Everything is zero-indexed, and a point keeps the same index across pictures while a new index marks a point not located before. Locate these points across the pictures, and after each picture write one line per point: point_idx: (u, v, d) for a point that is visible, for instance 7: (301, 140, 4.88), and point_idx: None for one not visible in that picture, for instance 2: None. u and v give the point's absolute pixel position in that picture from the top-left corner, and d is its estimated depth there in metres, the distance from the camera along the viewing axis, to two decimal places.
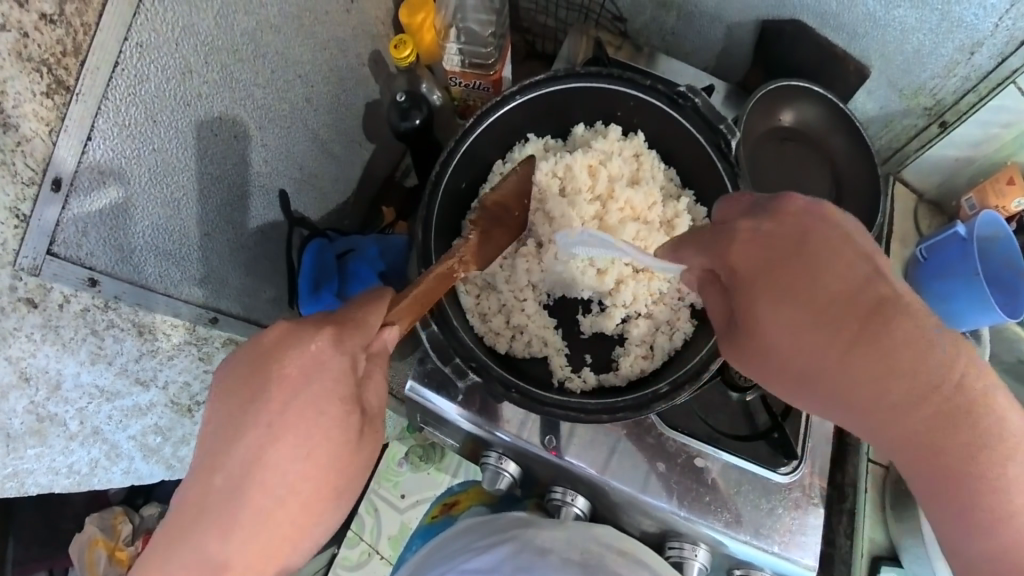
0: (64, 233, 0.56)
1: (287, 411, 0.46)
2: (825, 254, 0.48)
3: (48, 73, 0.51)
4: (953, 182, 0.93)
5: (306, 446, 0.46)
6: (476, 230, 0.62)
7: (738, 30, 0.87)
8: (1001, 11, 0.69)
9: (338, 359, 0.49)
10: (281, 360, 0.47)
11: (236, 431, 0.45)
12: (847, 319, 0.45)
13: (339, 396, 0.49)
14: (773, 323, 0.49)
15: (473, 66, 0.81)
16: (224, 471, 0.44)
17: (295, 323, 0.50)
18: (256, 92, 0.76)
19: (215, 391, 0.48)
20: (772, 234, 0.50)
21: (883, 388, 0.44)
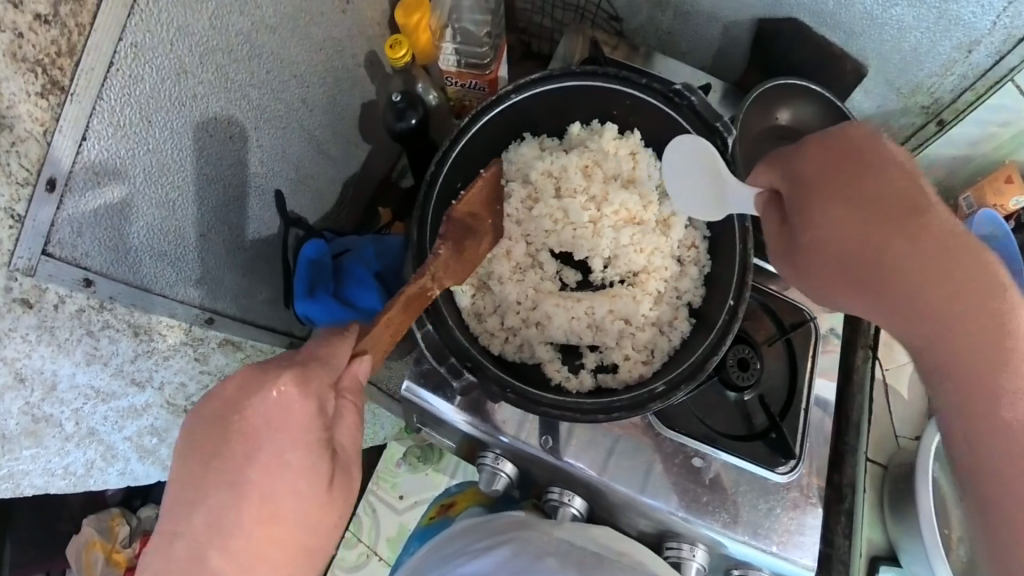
0: (59, 234, 0.57)
1: (249, 467, 0.49)
2: (899, 177, 0.52)
3: (43, 74, 0.51)
4: (951, 181, 0.93)
5: (272, 495, 0.50)
6: (446, 244, 0.61)
7: (734, 29, 0.87)
8: (998, 10, 0.69)
9: (300, 408, 0.51)
10: (241, 416, 0.50)
11: (200, 490, 0.48)
12: (936, 243, 0.50)
13: (306, 443, 0.52)
14: (874, 244, 0.51)
15: (468, 67, 0.82)
16: (189, 532, 0.48)
17: (259, 368, 0.52)
18: (252, 92, 0.76)
19: (180, 447, 0.50)
20: (854, 157, 0.54)
21: (980, 319, 0.49)
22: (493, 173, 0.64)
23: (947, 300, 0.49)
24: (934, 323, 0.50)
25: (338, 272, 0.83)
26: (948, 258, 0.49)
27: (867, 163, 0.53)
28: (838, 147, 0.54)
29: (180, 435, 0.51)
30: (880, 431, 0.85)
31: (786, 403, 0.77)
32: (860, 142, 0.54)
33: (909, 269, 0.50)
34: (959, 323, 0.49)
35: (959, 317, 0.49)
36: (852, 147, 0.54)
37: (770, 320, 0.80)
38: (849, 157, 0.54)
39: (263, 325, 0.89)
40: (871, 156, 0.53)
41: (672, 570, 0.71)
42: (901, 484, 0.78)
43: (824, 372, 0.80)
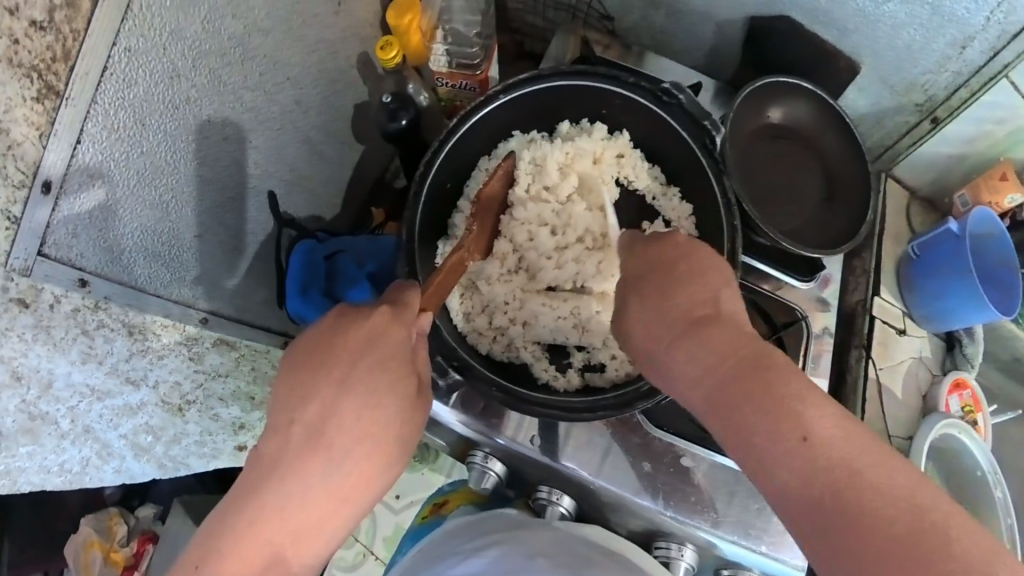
0: (54, 235, 0.58)
1: (354, 370, 0.52)
2: (703, 285, 0.52)
3: (38, 79, 0.53)
4: (947, 179, 0.92)
5: (373, 398, 0.52)
6: (475, 223, 0.73)
7: (727, 27, 0.86)
8: (992, 5, 0.68)
9: (394, 329, 0.53)
10: (344, 327, 0.53)
11: (309, 389, 0.51)
12: (727, 348, 0.48)
13: (401, 360, 0.53)
14: (671, 351, 0.51)
15: (459, 67, 0.82)
16: (301, 424, 0.50)
17: (345, 308, 0.55)
18: (245, 95, 0.77)
19: (289, 358, 0.53)
20: (664, 263, 0.54)
21: (772, 421, 0.44)
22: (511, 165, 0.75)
23: (732, 405, 0.46)
24: (731, 428, 0.46)
25: (330, 273, 0.83)
26: (735, 362, 0.47)
27: (676, 268, 0.53)
28: (648, 253, 0.56)
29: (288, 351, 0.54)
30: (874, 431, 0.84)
31: None
32: (676, 251, 0.54)
33: (694, 375, 0.49)
34: (764, 425, 0.44)
35: (752, 416, 0.45)
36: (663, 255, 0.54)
37: (762, 320, 0.80)
38: (656, 266, 0.54)
39: (259, 325, 0.90)
40: (686, 264, 0.53)
41: (662, 568, 0.71)
42: None
43: (816, 372, 0.80)
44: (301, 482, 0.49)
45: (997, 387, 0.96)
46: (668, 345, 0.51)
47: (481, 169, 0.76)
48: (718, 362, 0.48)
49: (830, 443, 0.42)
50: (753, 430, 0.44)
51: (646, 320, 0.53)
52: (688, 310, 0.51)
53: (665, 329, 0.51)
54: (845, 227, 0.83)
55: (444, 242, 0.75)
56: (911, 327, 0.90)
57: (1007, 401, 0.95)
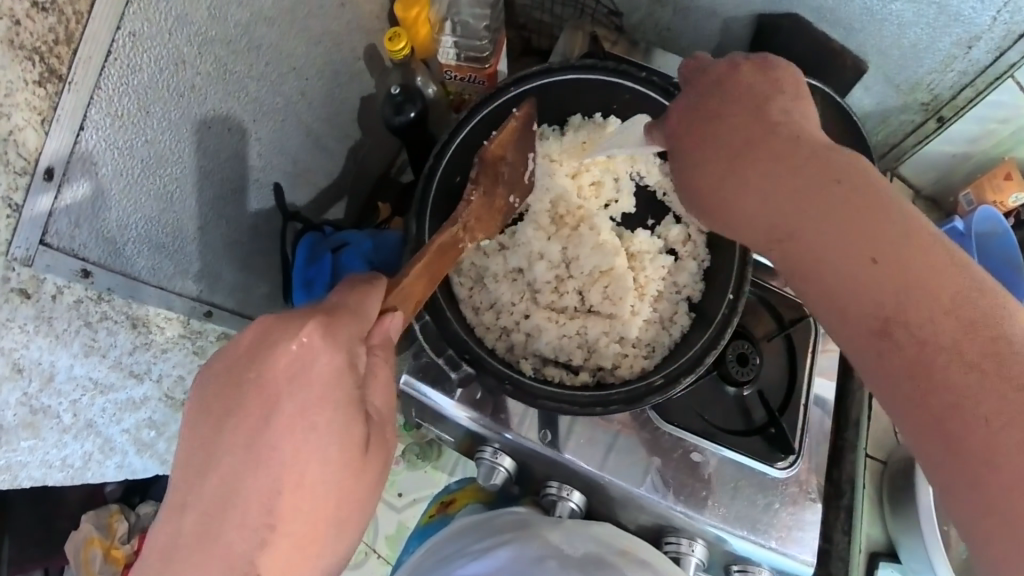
0: (56, 225, 0.57)
1: (270, 430, 0.45)
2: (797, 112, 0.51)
3: (40, 62, 0.52)
4: (949, 178, 0.93)
5: (292, 466, 0.45)
6: (476, 192, 0.63)
7: (733, 25, 0.87)
8: (1000, 6, 0.69)
9: (322, 363, 0.46)
10: (258, 367, 0.45)
11: (212, 457, 0.44)
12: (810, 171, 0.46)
13: (334, 404, 0.47)
14: (741, 187, 0.50)
15: (467, 61, 0.82)
16: (196, 509, 0.44)
17: (277, 318, 0.47)
18: (250, 85, 0.76)
19: (192, 409, 0.46)
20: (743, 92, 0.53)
21: (870, 246, 0.42)
22: (527, 115, 0.65)
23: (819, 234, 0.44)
24: (806, 255, 0.45)
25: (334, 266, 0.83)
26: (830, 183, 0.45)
27: (760, 100, 0.52)
28: (733, 78, 0.54)
29: (194, 393, 0.46)
30: (879, 428, 0.84)
31: (786, 397, 0.78)
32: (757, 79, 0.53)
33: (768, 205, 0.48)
34: (900, 268, 0.41)
35: (847, 244, 0.43)
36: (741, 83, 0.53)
37: (769, 316, 0.80)
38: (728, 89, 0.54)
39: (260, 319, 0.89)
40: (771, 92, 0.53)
41: (672, 564, 0.71)
42: (898, 481, 0.78)
43: (824, 370, 0.80)
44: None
45: None
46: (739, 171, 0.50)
47: None
48: (812, 189, 0.45)
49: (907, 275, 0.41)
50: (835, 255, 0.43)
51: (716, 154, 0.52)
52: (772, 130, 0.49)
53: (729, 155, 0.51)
54: None
55: None
56: None
57: None
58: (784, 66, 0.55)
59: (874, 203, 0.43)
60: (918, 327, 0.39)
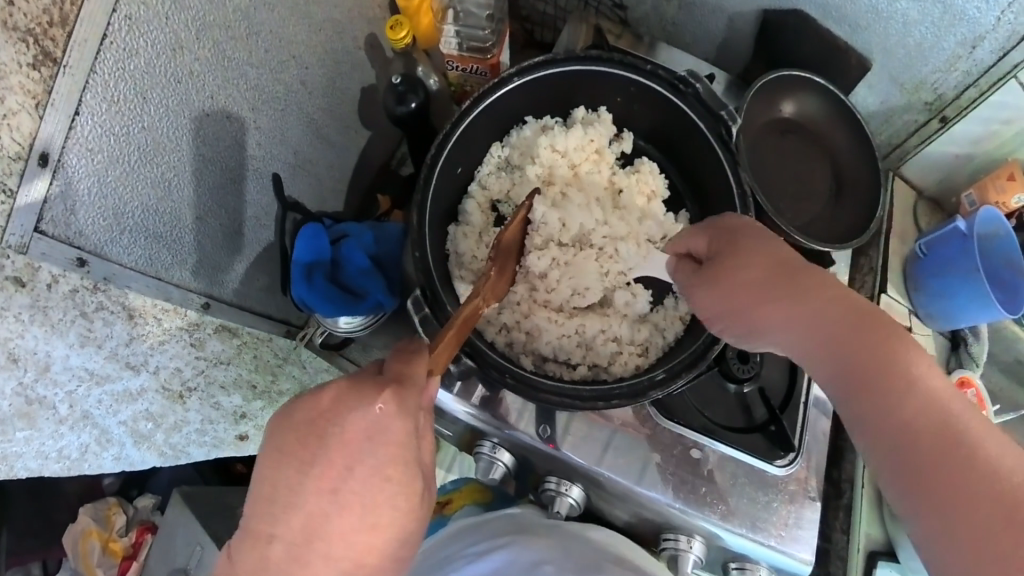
0: (52, 211, 0.56)
1: (350, 479, 0.46)
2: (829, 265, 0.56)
3: (34, 45, 0.51)
4: (952, 179, 0.92)
5: (372, 513, 0.46)
6: (494, 268, 0.66)
7: (738, 20, 0.86)
8: (1004, 6, 0.68)
9: (399, 423, 0.48)
10: (340, 420, 0.47)
11: (296, 498, 0.45)
12: (848, 298, 0.50)
13: (402, 460, 0.48)
14: (734, 282, 0.55)
15: (470, 51, 0.79)
16: (282, 540, 0.45)
17: (353, 381, 0.49)
18: (250, 72, 0.75)
19: (268, 453, 0.47)
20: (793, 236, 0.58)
21: (880, 364, 0.46)
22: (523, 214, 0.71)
23: (842, 348, 0.48)
24: (858, 376, 0.47)
25: (336, 257, 0.82)
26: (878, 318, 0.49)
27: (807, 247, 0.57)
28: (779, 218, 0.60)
29: (269, 434, 0.48)
30: None
31: (786, 396, 0.78)
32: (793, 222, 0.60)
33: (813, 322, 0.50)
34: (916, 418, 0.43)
35: (864, 356, 0.47)
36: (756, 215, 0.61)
37: None
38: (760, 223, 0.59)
39: (261, 311, 0.88)
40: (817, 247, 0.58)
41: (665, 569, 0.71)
42: None
43: None
44: None
45: (999, 388, 0.98)
46: (794, 281, 0.52)
47: (495, 155, 0.76)
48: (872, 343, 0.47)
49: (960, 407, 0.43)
50: (871, 370, 0.46)
51: (750, 256, 0.55)
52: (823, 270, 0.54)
53: (783, 274, 0.53)
54: (857, 220, 0.82)
55: (454, 228, 0.74)
56: (917, 326, 0.89)
57: (1008, 401, 0.97)
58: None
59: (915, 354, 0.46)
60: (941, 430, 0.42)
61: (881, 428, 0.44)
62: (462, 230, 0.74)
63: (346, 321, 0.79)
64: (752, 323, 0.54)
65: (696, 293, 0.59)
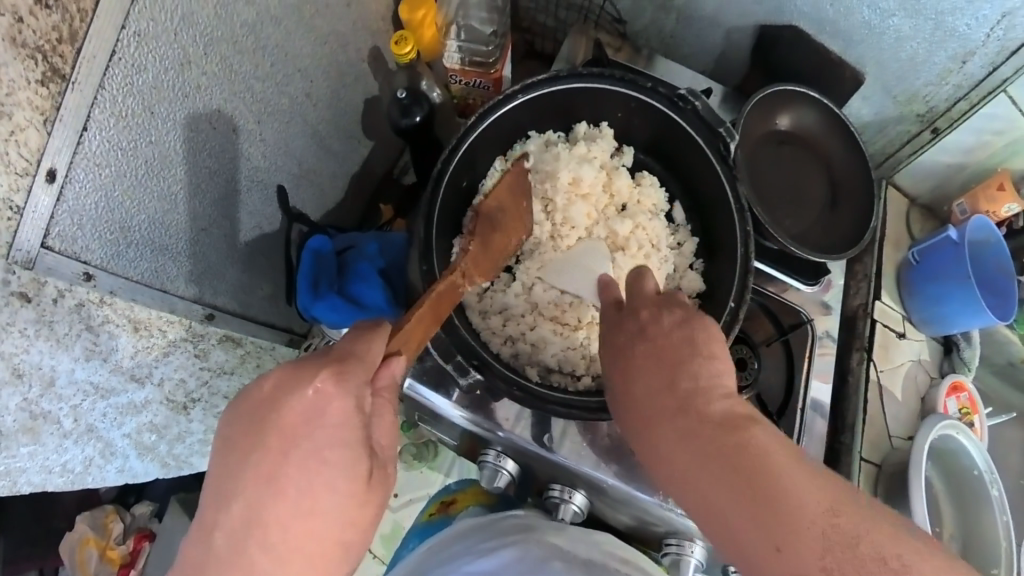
0: (58, 227, 0.56)
1: (286, 467, 0.48)
2: (698, 379, 0.54)
3: (44, 61, 0.51)
4: (944, 188, 0.95)
5: (309, 497, 0.49)
6: (474, 242, 0.65)
7: (736, 35, 0.87)
8: (993, 22, 0.71)
9: (339, 403, 0.50)
10: (280, 410, 0.49)
11: (239, 484, 0.48)
12: (694, 446, 0.51)
13: (343, 441, 0.50)
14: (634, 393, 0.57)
15: (472, 65, 0.81)
16: (224, 530, 0.47)
17: (296, 366, 0.51)
18: (256, 85, 0.75)
19: (216, 441, 0.50)
20: (663, 350, 0.57)
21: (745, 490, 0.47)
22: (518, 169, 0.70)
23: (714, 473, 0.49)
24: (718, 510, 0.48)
25: (342, 267, 0.83)
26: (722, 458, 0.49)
27: (671, 362, 0.56)
28: (646, 328, 0.59)
29: (221, 423, 0.50)
30: (874, 431, 0.86)
31: (784, 400, 0.79)
32: (668, 324, 0.58)
33: (667, 472, 0.53)
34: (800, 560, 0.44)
35: (730, 482, 0.48)
36: (629, 319, 0.60)
37: (769, 320, 0.82)
38: (630, 342, 0.59)
39: (263, 321, 0.88)
40: (689, 352, 0.56)
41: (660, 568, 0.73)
42: (897, 480, 0.80)
43: (820, 374, 0.82)
44: None
45: (990, 389, 1.01)
46: (648, 430, 0.55)
47: (497, 169, 0.77)
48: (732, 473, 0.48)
49: (792, 541, 0.44)
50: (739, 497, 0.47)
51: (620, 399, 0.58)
52: (684, 403, 0.53)
53: (643, 419, 0.56)
54: (847, 232, 0.85)
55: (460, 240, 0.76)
56: (910, 331, 0.92)
57: (1000, 403, 1.00)
58: (705, 326, 0.57)
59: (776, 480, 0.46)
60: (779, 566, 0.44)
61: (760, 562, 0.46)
62: None
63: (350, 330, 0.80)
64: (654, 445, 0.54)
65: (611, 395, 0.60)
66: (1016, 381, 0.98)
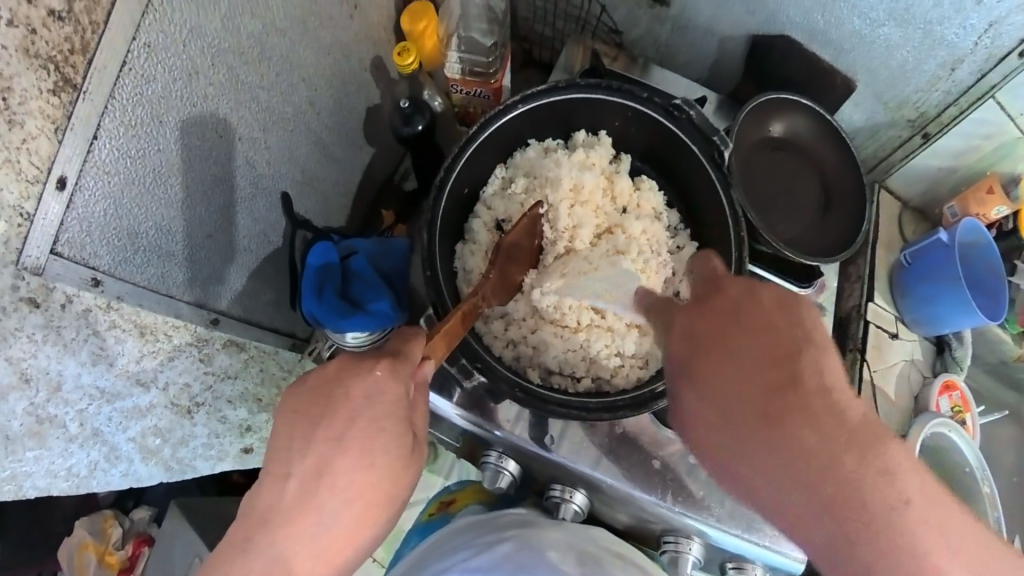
0: (68, 233, 0.57)
1: (352, 430, 0.51)
2: (813, 371, 0.46)
3: (55, 71, 0.52)
4: (935, 191, 0.97)
5: (369, 458, 0.51)
6: (494, 270, 0.70)
7: (730, 44, 0.89)
8: (980, 31, 0.73)
9: (394, 385, 0.53)
10: (346, 386, 0.52)
11: (309, 441, 0.51)
12: (811, 438, 0.43)
13: (397, 416, 0.53)
14: (722, 361, 0.49)
15: (473, 75, 0.83)
16: (296, 479, 0.50)
17: (353, 358, 0.55)
18: (261, 94, 0.77)
19: (283, 407, 0.53)
20: (768, 336, 0.48)
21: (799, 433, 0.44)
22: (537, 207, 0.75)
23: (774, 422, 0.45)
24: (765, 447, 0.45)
25: (345, 275, 0.84)
26: (849, 464, 0.43)
27: (774, 332, 0.48)
28: (746, 313, 0.49)
29: (285, 394, 0.54)
30: None
31: None
32: (780, 300, 0.49)
33: (776, 480, 0.44)
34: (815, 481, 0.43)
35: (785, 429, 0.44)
36: (722, 301, 0.51)
37: None
38: (730, 313, 0.50)
39: (267, 325, 0.89)
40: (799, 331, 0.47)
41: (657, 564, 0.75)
42: None
43: None
44: (281, 540, 0.48)
45: (983, 388, 1.02)
46: (759, 431, 0.45)
47: (498, 176, 0.79)
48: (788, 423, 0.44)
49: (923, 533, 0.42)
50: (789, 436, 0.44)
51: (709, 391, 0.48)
52: (804, 399, 0.45)
53: (742, 414, 0.46)
54: (842, 236, 0.87)
55: (462, 245, 0.78)
56: (903, 331, 0.94)
57: (992, 401, 1.01)
58: (810, 312, 0.49)
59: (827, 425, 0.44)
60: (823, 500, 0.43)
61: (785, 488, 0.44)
62: (468, 248, 0.77)
63: (353, 335, 0.79)
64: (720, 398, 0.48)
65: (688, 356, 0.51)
66: (1007, 380, 1.00)
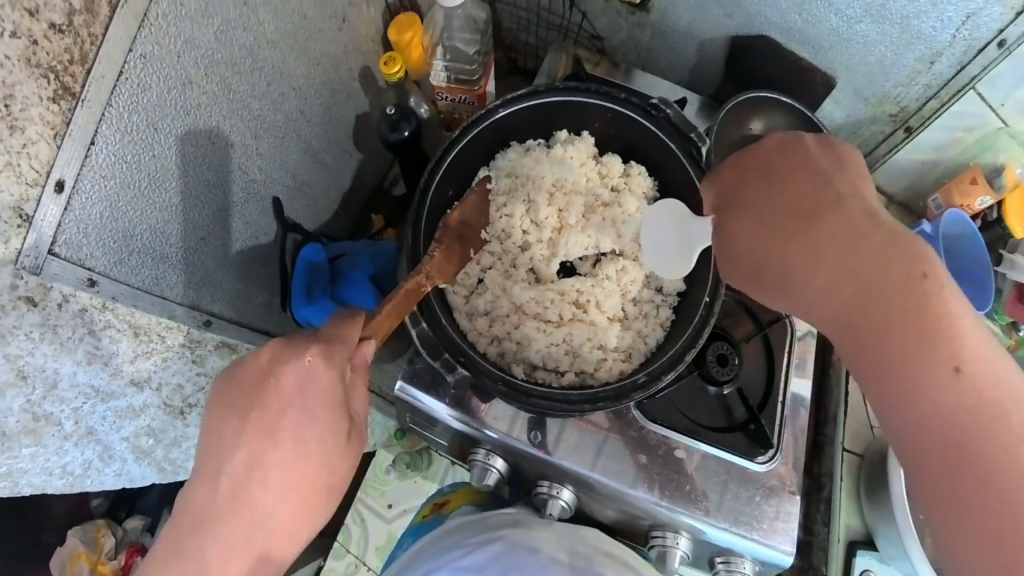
0: (65, 235, 0.59)
1: (283, 423, 0.53)
2: (846, 185, 0.53)
3: (55, 80, 0.55)
4: (919, 184, 0.98)
5: (302, 448, 0.54)
6: (439, 248, 0.69)
7: (709, 46, 0.92)
8: (958, 23, 0.73)
9: (327, 372, 0.55)
10: (277, 375, 0.54)
11: (239, 437, 0.53)
12: (904, 307, 0.47)
13: (331, 403, 0.55)
14: (775, 215, 0.55)
15: (457, 83, 0.86)
16: (228, 476, 0.52)
17: (287, 341, 0.56)
18: (253, 103, 0.80)
19: (215, 401, 0.54)
20: (809, 187, 0.54)
21: (900, 307, 0.48)
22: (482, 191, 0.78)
23: (852, 281, 0.50)
24: (857, 327, 0.50)
25: (333, 275, 0.87)
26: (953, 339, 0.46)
27: (814, 179, 0.55)
28: (793, 148, 0.57)
29: (217, 386, 0.55)
30: None
31: (764, 395, 0.80)
32: (817, 154, 0.56)
33: (816, 280, 0.52)
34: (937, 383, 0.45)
35: (878, 294, 0.49)
36: (761, 157, 0.59)
37: (748, 318, 0.83)
38: (775, 163, 0.57)
39: (258, 328, 0.92)
40: (830, 174, 0.55)
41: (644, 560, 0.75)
42: (874, 472, 0.87)
43: (801, 373, 0.82)
44: (223, 536, 0.52)
45: None
46: (783, 257, 0.54)
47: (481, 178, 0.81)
48: (881, 279, 0.49)
49: (973, 371, 0.45)
50: (891, 314, 0.48)
51: (749, 218, 0.57)
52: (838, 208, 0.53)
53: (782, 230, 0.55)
54: None
55: None
56: None
57: None
58: (849, 151, 0.57)
59: (918, 303, 0.47)
60: (945, 392, 0.45)
61: (888, 389, 0.47)
62: None
63: None
64: (785, 275, 0.54)
65: (737, 221, 0.58)
66: None
